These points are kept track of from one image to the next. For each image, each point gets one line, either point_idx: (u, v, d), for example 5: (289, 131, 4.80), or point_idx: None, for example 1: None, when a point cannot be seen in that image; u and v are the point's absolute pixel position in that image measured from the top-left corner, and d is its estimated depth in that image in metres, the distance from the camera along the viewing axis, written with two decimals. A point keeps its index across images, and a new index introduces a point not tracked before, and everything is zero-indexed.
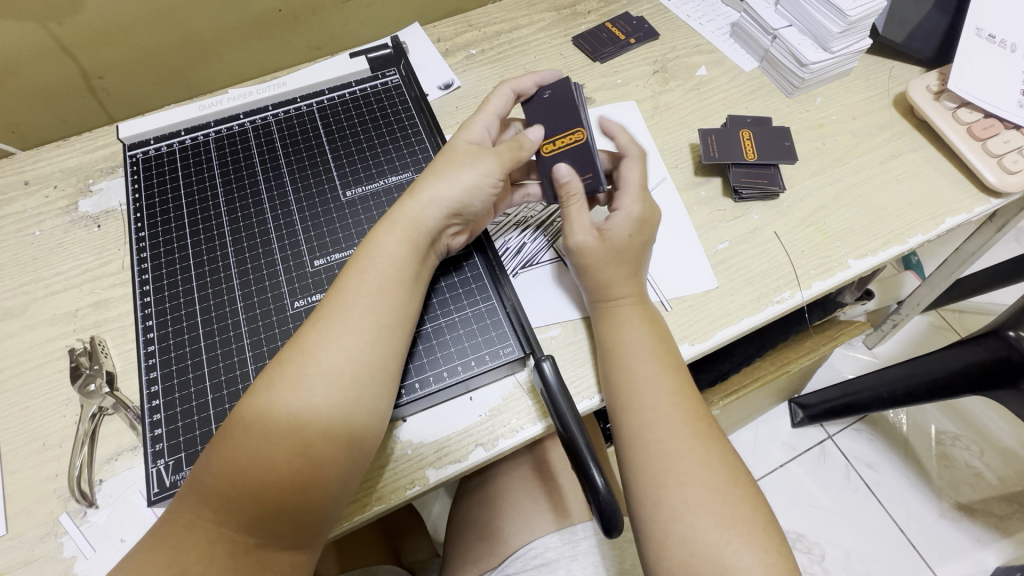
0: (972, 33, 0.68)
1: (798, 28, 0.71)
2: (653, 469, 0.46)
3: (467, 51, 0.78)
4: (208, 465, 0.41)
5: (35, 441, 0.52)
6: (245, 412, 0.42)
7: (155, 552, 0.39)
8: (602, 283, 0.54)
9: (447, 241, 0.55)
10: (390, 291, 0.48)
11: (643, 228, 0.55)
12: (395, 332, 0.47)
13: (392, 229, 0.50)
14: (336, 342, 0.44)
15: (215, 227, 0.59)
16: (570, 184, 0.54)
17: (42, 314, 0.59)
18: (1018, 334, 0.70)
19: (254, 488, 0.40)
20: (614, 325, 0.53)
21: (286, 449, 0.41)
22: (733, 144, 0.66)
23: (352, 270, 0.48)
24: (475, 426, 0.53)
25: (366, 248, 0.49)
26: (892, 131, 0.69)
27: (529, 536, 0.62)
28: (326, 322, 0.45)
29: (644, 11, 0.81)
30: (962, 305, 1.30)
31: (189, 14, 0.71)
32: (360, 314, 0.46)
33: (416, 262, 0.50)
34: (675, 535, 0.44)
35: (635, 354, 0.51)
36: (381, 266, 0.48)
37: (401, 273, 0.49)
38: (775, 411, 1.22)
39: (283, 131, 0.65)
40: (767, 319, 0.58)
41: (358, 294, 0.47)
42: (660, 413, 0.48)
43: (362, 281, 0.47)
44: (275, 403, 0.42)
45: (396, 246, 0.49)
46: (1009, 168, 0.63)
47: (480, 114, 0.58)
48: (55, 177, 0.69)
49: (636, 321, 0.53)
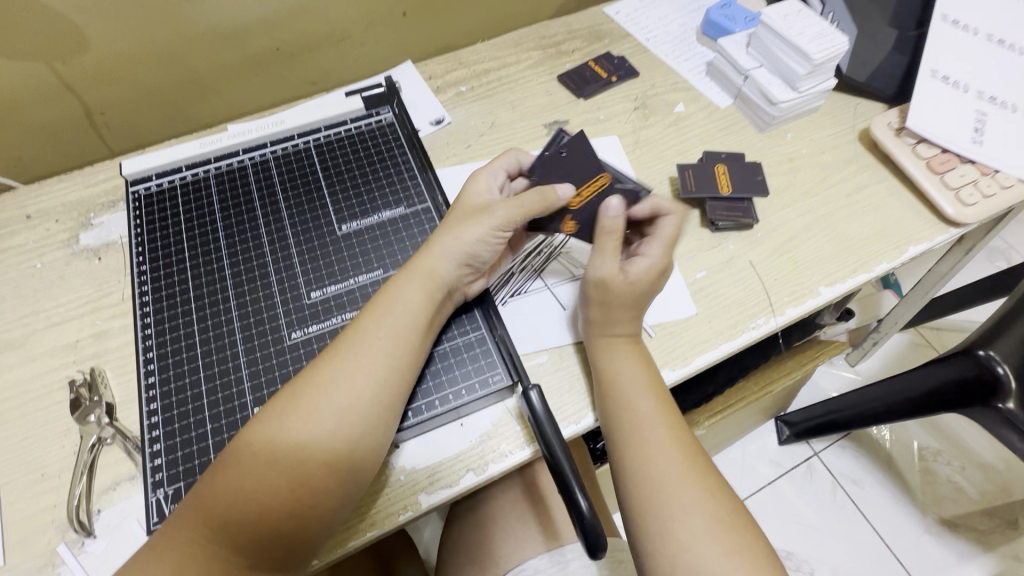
0: (928, 74, 0.73)
1: (768, 69, 0.76)
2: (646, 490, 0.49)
3: (457, 88, 0.82)
4: (212, 485, 0.43)
5: (33, 472, 0.53)
6: (253, 439, 0.45)
7: (156, 562, 0.41)
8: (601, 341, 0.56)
9: (463, 289, 0.58)
10: (402, 332, 0.51)
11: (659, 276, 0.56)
12: (406, 374, 0.50)
13: (413, 281, 0.53)
14: (350, 380, 0.47)
15: (215, 260, 0.61)
16: (610, 221, 0.55)
17: (43, 346, 0.60)
18: (988, 351, 0.77)
19: (257, 514, 0.42)
20: (610, 360, 0.55)
21: (291, 478, 0.43)
22: (708, 178, 0.71)
23: (379, 313, 0.51)
24: (467, 451, 0.54)
25: (386, 294, 0.53)
26: (858, 164, 0.74)
27: (519, 557, 0.64)
28: (344, 361, 0.48)
29: (625, 50, 0.86)
30: (940, 323, 1.34)
31: (190, 57, 0.80)
32: (374, 356, 0.49)
33: (430, 309, 0.53)
34: (684, 566, 0.45)
35: (625, 386, 0.53)
36: (400, 311, 0.51)
37: (417, 319, 0.52)
38: (762, 429, 1.25)
39: (281, 168, 0.68)
40: (744, 344, 0.61)
41: (373, 336, 0.49)
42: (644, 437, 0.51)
43: (381, 327, 0.50)
44: (285, 432, 0.45)
45: (413, 292, 0.52)
46: (966, 201, 0.67)
47: (484, 171, 0.61)
48: (57, 211, 0.70)
49: (625, 356, 0.55)
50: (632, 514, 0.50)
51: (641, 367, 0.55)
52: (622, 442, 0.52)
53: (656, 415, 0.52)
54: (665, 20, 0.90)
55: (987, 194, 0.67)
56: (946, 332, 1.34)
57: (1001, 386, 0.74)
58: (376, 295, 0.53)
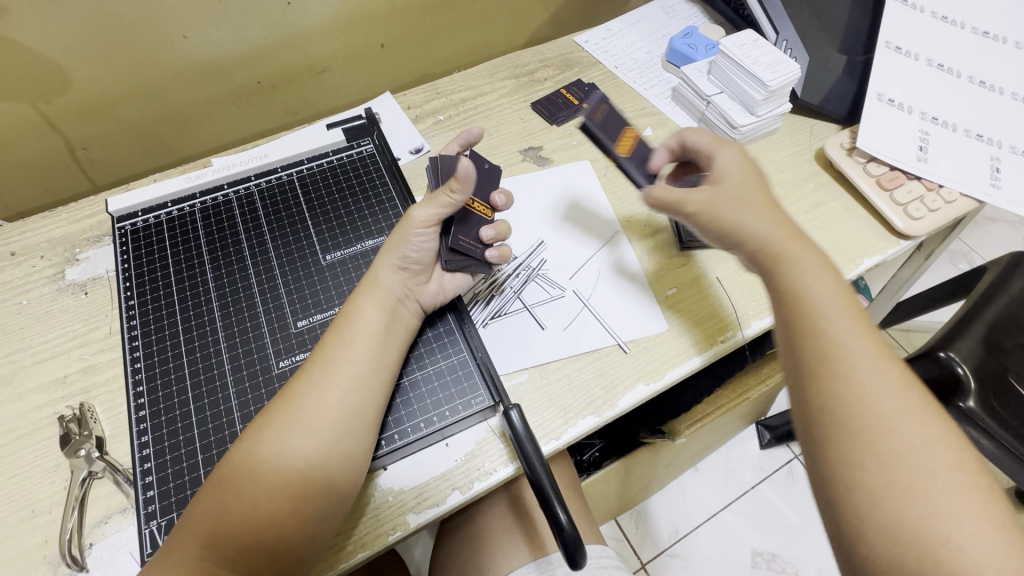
0: (875, 98, 0.79)
1: (728, 95, 0.80)
2: (847, 459, 0.43)
3: (435, 117, 0.85)
4: (201, 506, 0.46)
5: (24, 508, 0.54)
6: (236, 458, 0.48)
7: None
8: (827, 292, 0.49)
9: (416, 293, 0.60)
10: (368, 344, 0.53)
11: (760, 186, 0.57)
12: (370, 380, 0.52)
13: (364, 294, 0.56)
14: (319, 393, 0.50)
15: (202, 293, 0.63)
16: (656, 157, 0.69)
17: (30, 382, 0.61)
18: (947, 354, 0.84)
19: (241, 528, 0.45)
20: (805, 286, 0.50)
21: (271, 490, 0.46)
22: (615, 126, 0.74)
23: (340, 325, 0.55)
24: (452, 470, 0.56)
25: (349, 310, 0.56)
26: (815, 182, 0.79)
27: (507, 567, 0.67)
28: (311, 373, 0.51)
29: (595, 77, 0.91)
30: (909, 325, 1.40)
31: (173, 91, 0.82)
32: (339, 366, 0.51)
33: (392, 322, 0.56)
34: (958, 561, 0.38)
35: (825, 333, 0.47)
36: (363, 324, 0.54)
37: (380, 331, 0.55)
38: (743, 434, 1.29)
39: (265, 200, 0.70)
40: (712, 357, 0.65)
41: (337, 347, 0.53)
42: (840, 396, 0.44)
43: (343, 337, 0.53)
44: (261, 446, 0.48)
45: (373, 306, 0.55)
46: (913, 215, 0.72)
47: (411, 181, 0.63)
48: (41, 247, 0.71)
49: (817, 271, 0.51)
50: (874, 506, 0.41)
51: (855, 317, 0.48)
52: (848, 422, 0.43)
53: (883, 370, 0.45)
54: (632, 48, 0.95)
55: (932, 208, 0.72)
56: (915, 334, 1.39)
57: (962, 386, 0.83)
58: (339, 313, 0.56)
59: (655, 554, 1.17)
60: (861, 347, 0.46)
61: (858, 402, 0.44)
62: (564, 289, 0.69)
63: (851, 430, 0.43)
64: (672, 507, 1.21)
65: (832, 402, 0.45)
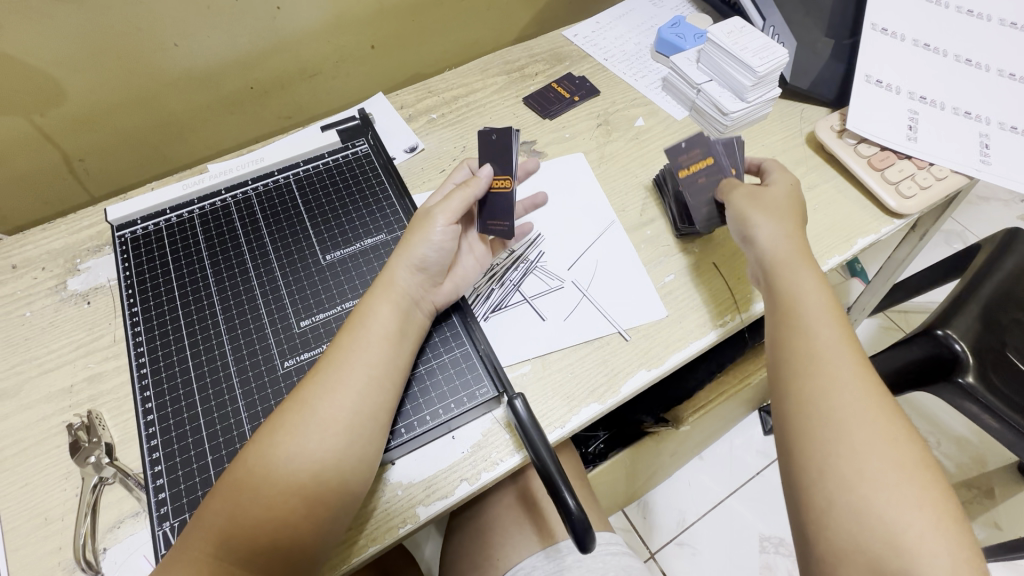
0: (863, 79, 0.80)
1: (718, 82, 0.81)
2: (835, 477, 0.46)
3: (428, 116, 0.86)
4: (216, 507, 0.47)
5: (37, 516, 0.55)
6: (248, 460, 0.48)
7: None
8: (819, 306, 0.55)
9: (430, 300, 0.61)
10: (384, 349, 0.54)
11: (799, 208, 0.64)
12: (386, 385, 0.53)
13: (380, 297, 0.56)
14: (335, 397, 0.50)
15: (204, 298, 0.64)
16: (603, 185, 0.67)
17: (38, 393, 0.61)
18: (946, 332, 0.85)
19: (257, 532, 0.46)
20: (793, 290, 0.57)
21: (284, 493, 0.47)
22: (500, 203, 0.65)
23: (355, 324, 0.55)
24: (460, 462, 0.57)
25: (362, 312, 0.56)
26: (807, 164, 0.79)
27: (516, 557, 0.68)
28: (327, 376, 0.51)
29: (586, 70, 0.91)
30: (906, 306, 1.41)
31: (166, 99, 0.82)
32: (353, 369, 0.52)
33: (406, 324, 0.56)
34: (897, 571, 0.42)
35: (820, 350, 0.52)
36: (375, 327, 0.54)
37: (392, 334, 0.55)
38: (747, 420, 1.29)
39: (263, 204, 0.71)
40: (713, 341, 0.65)
41: (352, 352, 0.53)
42: (812, 398, 0.50)
43: (359, 340, 0.54)
44: (276, 451, 0.48)
45: (386, 309, 0.56)
46: (905, 194, 0.73)
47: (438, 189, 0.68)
48: (42, 259, 0.71)
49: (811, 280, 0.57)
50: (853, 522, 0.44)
51: (840, 333, 0.53)
52: (839, 441, 0.47)
53: (861, 399, 0.49)
54: (621, 40, 0.95)
55: (924, 186, 0.73)
56: (914, 314, 1.40)
57: (961, 362, 0.83)
58: (352, 316, 0.56)
59: (664, 543, 1.17)
60: (846, 364, 0.51)
61: (835, 417, 0.48)
62: (563, 280, 0.70)
63: (808, 426, 0.49)
64: (680, 496, 1.22)
65: (822, 419, 0.49)
